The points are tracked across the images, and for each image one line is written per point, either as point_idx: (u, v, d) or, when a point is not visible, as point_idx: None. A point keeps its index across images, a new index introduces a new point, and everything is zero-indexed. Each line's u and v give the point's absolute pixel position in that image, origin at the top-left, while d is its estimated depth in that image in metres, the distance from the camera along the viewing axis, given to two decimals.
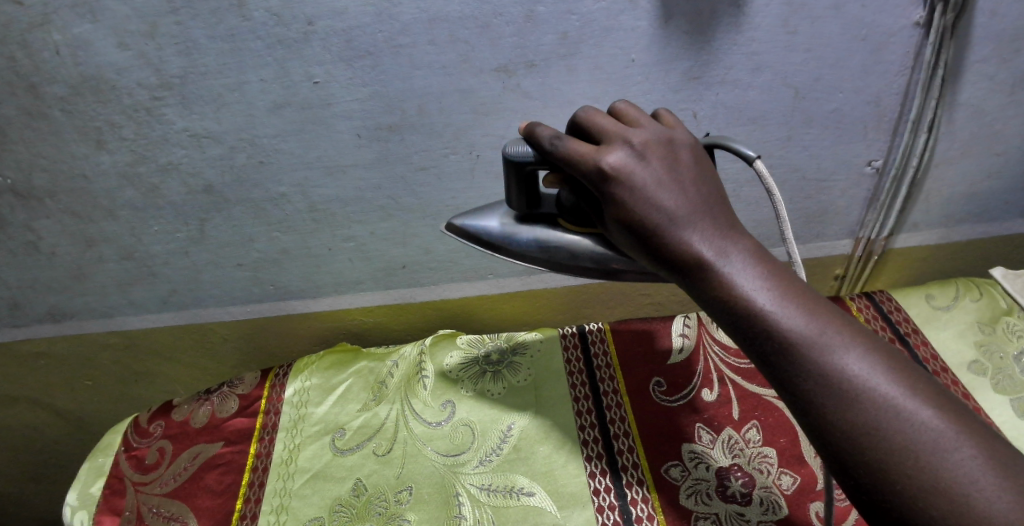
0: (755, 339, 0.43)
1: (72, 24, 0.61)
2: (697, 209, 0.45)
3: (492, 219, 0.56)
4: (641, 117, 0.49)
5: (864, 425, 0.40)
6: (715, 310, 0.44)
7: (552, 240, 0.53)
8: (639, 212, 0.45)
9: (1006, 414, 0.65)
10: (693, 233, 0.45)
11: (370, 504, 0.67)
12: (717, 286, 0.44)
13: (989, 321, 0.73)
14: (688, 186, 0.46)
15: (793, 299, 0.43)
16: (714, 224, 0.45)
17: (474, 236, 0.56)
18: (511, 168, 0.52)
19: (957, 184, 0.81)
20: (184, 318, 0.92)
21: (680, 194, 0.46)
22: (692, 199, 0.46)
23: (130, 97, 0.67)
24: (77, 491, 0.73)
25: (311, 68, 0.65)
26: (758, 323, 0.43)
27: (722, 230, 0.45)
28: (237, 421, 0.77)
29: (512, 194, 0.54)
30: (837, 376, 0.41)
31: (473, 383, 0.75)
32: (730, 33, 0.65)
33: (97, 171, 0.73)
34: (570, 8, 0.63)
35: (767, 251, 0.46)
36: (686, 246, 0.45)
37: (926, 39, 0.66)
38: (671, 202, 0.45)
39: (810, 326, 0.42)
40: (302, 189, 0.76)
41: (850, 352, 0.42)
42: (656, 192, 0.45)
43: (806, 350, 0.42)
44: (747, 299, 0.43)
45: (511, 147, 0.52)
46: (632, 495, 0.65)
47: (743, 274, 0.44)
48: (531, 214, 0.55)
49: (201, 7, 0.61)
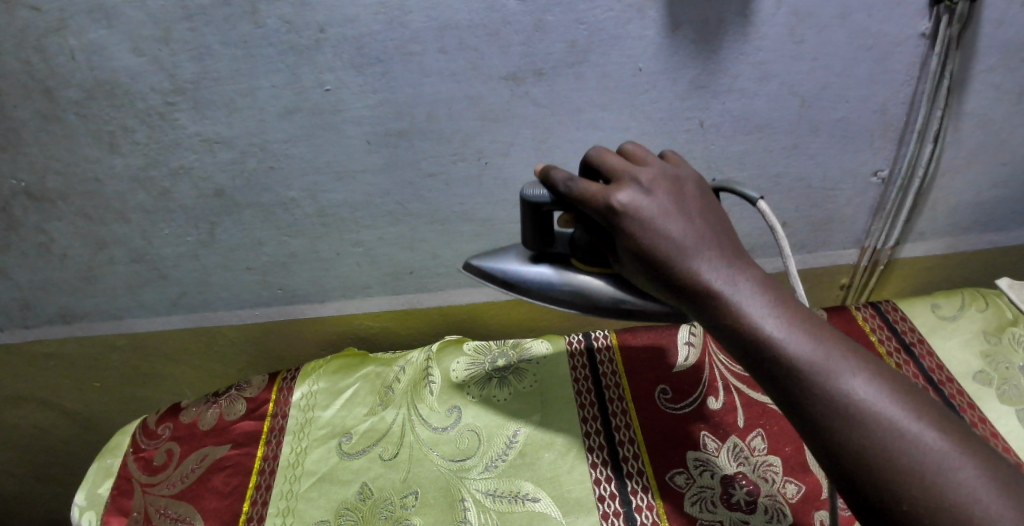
0: (763, 364, 0.44)
1: (88, 29, 0.62)
2: (705, 239, 0.46)
3: (508, 259, 0.58)
4: (648, 155, 0.50)
5: (874, 448, 0.40)
6: (724, 336, 0.45)
7: (571, 279, 0.56)
8: (647, 242, 0.46)
9: (1012, 423, 0.65)
10: (702, 263, 0.45)
11: (376, 507, 0.68)
12: (725, 312, 0.44)
13: (995, 331, 0.73)
14: (695, 218, 0.47)
15: (801, 326, 0.44)
16: (722, 254, 0.46)
17: (491, 274, 0.58)
18: (528, 209, 0.54)
19: (963, 193, 0.81)
20: (193, 321, 0.92)
21: (688, 224, 0.46)
22: (700, 230, 0.46)
23: (144, 101, 0.67)
24: (85, 491, 0.73)
25: (323, 75, 0.66)
26: (766, 349, 0.43)
27: (730, 257, 0.46)
28: (245, 423, 0.77)
29: (527, 234, 0.56)
30: (847, 402, 0.41)
31: (479, 389, 0.75)
32: (738, 43, 0.66)
33: (109, 174, 0.74)
34: (578, 17, 0.63)
35: (773, 279, 0.46)
36: (695, 276, 0.45)
37: (932, 49, 0.67)
38: (679, 233, 0.46)
39: (817, 352, 0.43)
40: (312, 193, 0.77)
41: (859, 376, 0.42)
42: (665, 224, 0.46)
43: (813, 375, 0.42)
44: (754, 325, 0.44)
45: (527, 189, 0.54)
46: (638, 501, 0.65)
47: (752, 301, 0.44)
48: (545, 253, 0.57)
49: (214, 14, 0.62)
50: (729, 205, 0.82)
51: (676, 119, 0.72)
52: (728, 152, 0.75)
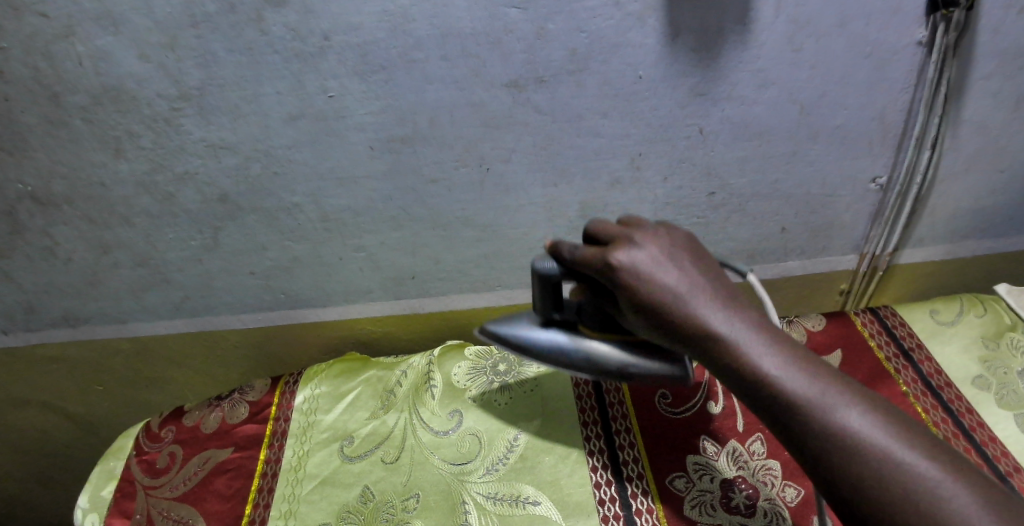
0: (763, 402, 0.46)
1: (95, 36, 0.63)
2: (702, 287, 0.49)
3: (521, 325, 0.61)
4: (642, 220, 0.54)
5: (871, 477, 0.42)
6: (726, 377, 0.47)
7: (582, 344, 0.58)
8: (647, 294, 0.49)
9: (1010, 428, 0.66)
10: (701, 311, 0.48)
11: (378, 510, 0.68)
12: (725, 354, 0.47)
13: (993, 336, 0.73)
14: (691, 269, 0.50)
15: (796, 364, 0.46)
16: (719, 300, 0.49)
17: (504, 339, 0.61)
18: (538, 279, 0.57)
19: (962, 200, 0.82)
20: (196, 325, 0.93)
21: (684, 275, 0.49)
22: (696, 280, 0.49)
23: (150, 107, 0.68)
24: (88, 493, 0.74)
25: (327, 81, 0.67)
26: (765, 388, 0.46)
27: (727, 302, 0.48)
28: (248, 427, 0.78)
29: (538, 302, 0.59)
30: (844, 435, 0.43)
31: (480, 393, 0.76)
32: (738, 51, 0.67)
33: (115, 179, 0.74)
34: (579, 25, 0.64)
35: (768, 321, 0.49)
36: (695, 322, 0.48)
37: (929, 57, 0.68)
38: (678, 283, 0.49)
39: (812, 388, 0.45)
40: (315, 198, 0.78)
41: (853, 409, 0.44)
42: (663, 276, 0.49)
43: (810, 410, 0.45)
44: (753, 366, 0.46)
45: (538, 260, 0.57)
46: (637, 505, 0.65)
47: (749, 345, 0.47)
48: (555, 319, 0.60)
49: (220, 21, 0.63)
50: (728, 212, 0.82)
51: (676, 126, 0.72)
52: (727, 158, 0.76)
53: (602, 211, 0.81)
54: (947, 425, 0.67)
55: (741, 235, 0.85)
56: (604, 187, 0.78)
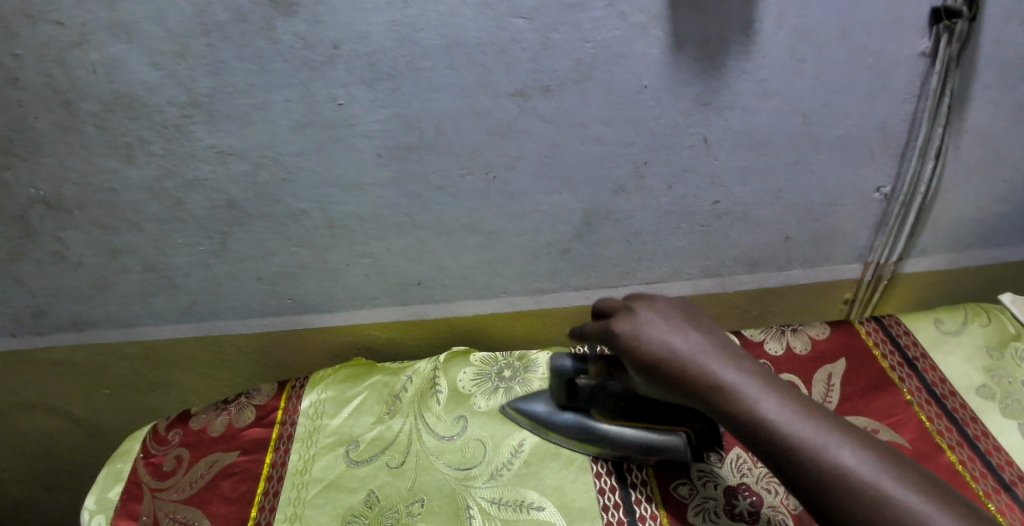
0: (763, 447, 0.47)
1: (108, 44, 0.64)
2: (701, 343, 0.52)
3: (542, 404, 0.73)
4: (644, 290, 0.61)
5: (874, 517, 0.41)
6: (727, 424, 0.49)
7: (595, 426, 0.69)
8: (652, 351, 0.53)
9: (1014, 438, 0.66)
10: (699, 362, 0.51)
11: (383, 514, 0.68)
12: (723, 401, 0.49)
13: (997, 346, 0.73)
14: (690, 329, 0.54)
15: (794, 409, 0.47)
16: (717, 354, 0.51)
17: (527, 415, 0.73)
18: (556, 374, 0.67)
19: (964, 209, 0.83)
20: (202, 330, 0.94)
21: (686, 334, 0.54)
22: (694, 337, 0.53)
23: (160, 114, 0.69)
24: (95, 495, 0.74)
25: (335, 89, 0.68)
26: (763, 432, 0.47)
27: (728, 356, 0.51)
28: (254, 430, 0.78)
29: (556, 391, 0.70)
30: (846, 477, 0.43)
31: (485, 398, 0.77)
32: (741, 61, 0.67)
33: (125, 184, 0.75)
34: (584, 35, 0.65)
35: (770, 373, 0.51)
36: (694, 373, 0.51)
37: (932, 67, 0.68)
38: (677, 341, 0.53)
39: (811, 431, 0.45)
40: (322, 205, 0.78)
41: (852, 450, 0.44)
42: (662, 336, 0.54)
43: (809, 451, 0.45)
44: (750, 411, 0.48)
45: (556, 358, 0.67)
46: (641, 512, 0.65)
47: (749, 391, 0.49)
48: (572, 403, 0.71)
49: (230, 30, 0.64)
50: (731, 221, 0.83)
51: (680, 135, 0.73)
52: (730, 167, 0.77)
53: (606, 218, 0.81)
54: (951, 433, 0.67)
55: (744, 243, 0.86)
56: (608, 195, 0.79)
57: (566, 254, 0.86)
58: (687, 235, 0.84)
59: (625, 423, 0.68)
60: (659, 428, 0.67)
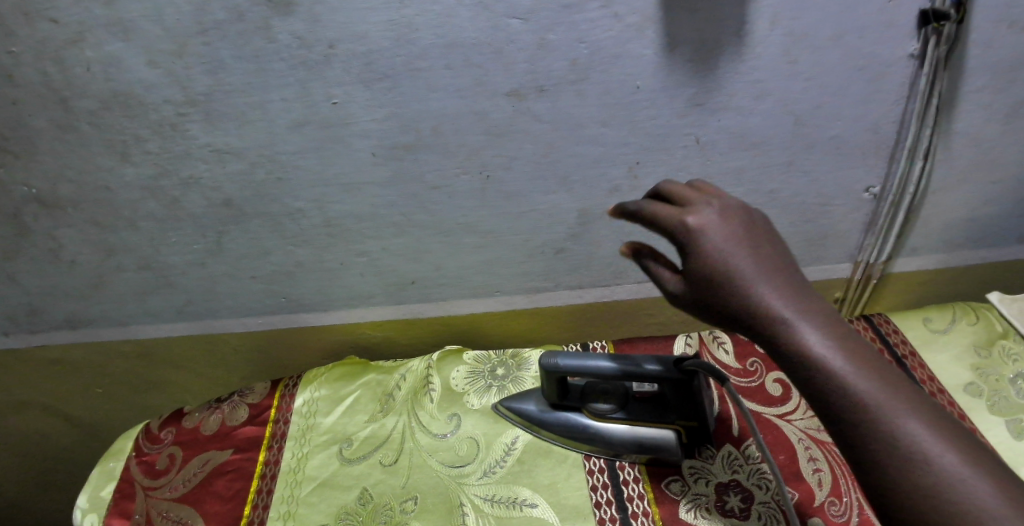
0: (819, 393, 0.42)
1: (105, 42, 0.64)
2: (771, 266, 0.46)
3: (531, 403, 0.73)
4: (728, 198, 0.49)
5: (926, 486, 0.39)
6: (783, 361, 0.44)
7: (585, 424, 0.70)
8: (711, 264, 0.45)
9: (1002, 434, 0.67)
10: (766, 290, 0.45)
11: (376, 512, 0.68)
12: (785, 336, 0.44)
13: (985, 344, 0.74)
14: (763, 246, 0.47)
15: (860, 362, 0.42)
16: (787, 283, 0.45)
17: (516, 414, 0.73)
18: (547, 373, 0.68)
19: (955, 210, 0.83)
20: (198, 329, 0.94)
21: (754, 253, 0.46)
22: (765, 256, 0.46)
23: (157, 113, 0.70)
24: (88, 494, 0.74)
25: (332, 88, 0.68)
26: (823, 378, 0.42)
27: (796, 289, 0.45)
28: (247, 429, 0.78)
29: (545, 390, 0.70)
30: (904, 445, 0.40)
31: (479, 397, 0.77)
32: (734, 63, 0.68)
33: (121, 183, 0.76)
34: (580, 36, 0.66)
35: (836, 316, 0.45)
36: (757, 298, 0.44)
37: (921, 69, 0.69)
38: (747, 255, 0.45)
39: (876, 389, 0.41)
40: (319, 204, 0.79)
41: (916, 418, 0.40)
42: (731, 244, 0.46)
43: (869, 411, 0.41)
44: (812, 353, 0.43)
45: (547, 357, 0.67)
46: (633, 508, 0.66)
47: (811, 333, 0.43)
48: (562, 402, 0.71)
49: (228, 29, 0.64)
50: None
51: (675, 135, 0.74)
52: (724, 168, 0.77)
53: (601, 218, 0.82)
54: None
55: None
56: (603, 195, 0.79)
57: (561, 253, 0.86)
58: None
59: (616, 421, 0.69)
60: (650, 426, 0.68)
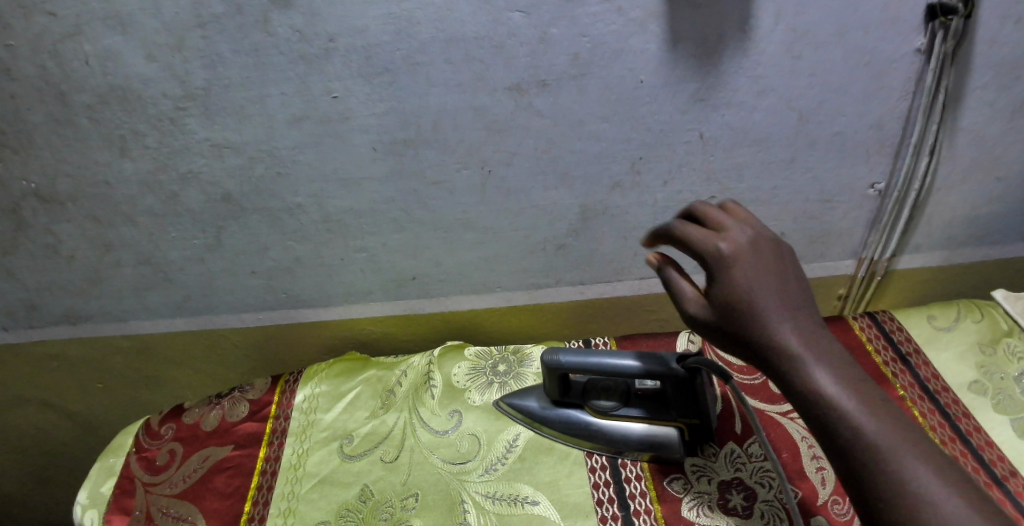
0: (829, 433, 0.43)
1: (103, 36, 0.64)
2: (795, 302, 0.47)
3: (533, 399, 0.73)
4: (763, 228, 0.50)
5: None
6: (796, 397, 0.45)
7: (586, 421, 0.70)
8: (737, 292, 0.46)
9: (1006, 433, 0.66)
10: (786, 326, 0.45)
11: (377, 509, 0.68)
12: (799, 372, 0.44)
13: (989, 342, 0.74)
14: (790, 281, 0.48)
15: (872, 406, 0.43)
16: (808, 321, 0.46)
17: (518, 410, 0.73)
18: (548, 369, 0.67)
19: (959, 207, 0.83)
20: (197, 324, 0.93)
21: (780, 287, 0.47)
22: (791, 292, 0.47)
23: (156, 107, 0.69)
24: (88, 490, 0.74)
25: (332, 83, 0.68)
26: (834, 417, 0.43)
27: (816, 329, 0.46)
28: (247, 425, 0.78)
29: (547, 387, 0.70)
30: (910, 490, 0.40)
31: (480, 393, 0.77)
32: (738, 58, 0.68)
33: (119, 177, 0.75)
34: (582, 30, 0.65)
35: (853, 358, 0.46)
36: (777, 332, 0.45)
37: (927, 65, 0.69)
38: (773, 289, 0.47)
39: (884, 433, 0.41)
40: (318, 199, 0.78)
41: (926, 465, 0.40)
42: (758, 275, 0.47)
43: (876, 453, 0.41)
44: (825, 392, 0.43)
45: (549, 353, 0.67)
46: (635, 506, 0.65)
47: (826, 374, 0.44)
48: (563, 399, 0.71)
49: (227, 23, 0.63)
50: None
51: (677, 131, 0.73)
52: (726, 164, 0.77)
53: (603, 215, 0.82)
54: (944, 429, 0.67)
55: None
56: (604, 191, 0.79)
57: (561, 250, 0.86)
58: None
59: (618, 418, 0.69)
60: (653, 423, 0.68)
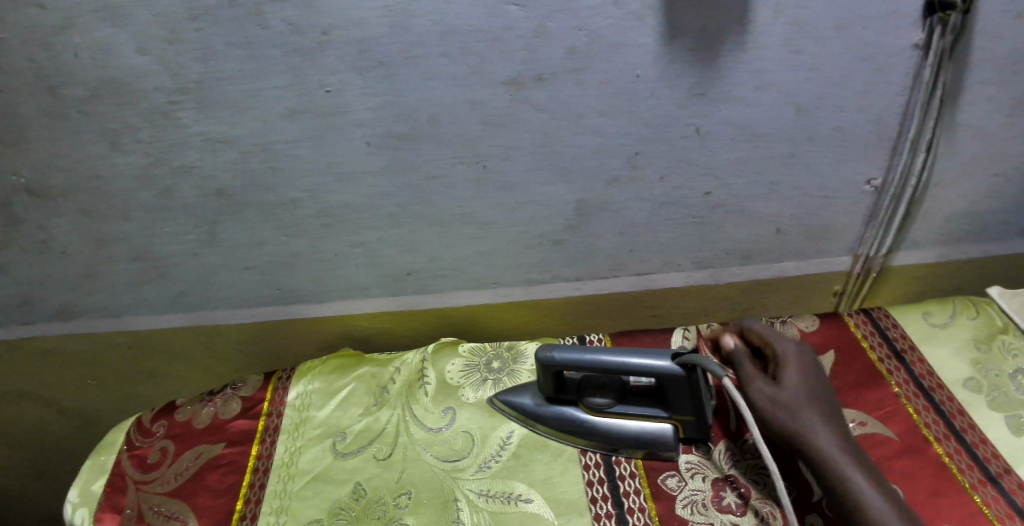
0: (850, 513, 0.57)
1: (94, 28, 0.63)
2: (826, 405, 0.63)
3: (528, 396, 0.72)
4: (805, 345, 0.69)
5: None
6: (826, 482, 0.59)
7: (580, 418, 0.69)
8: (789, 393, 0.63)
9: (1001, 430, 0.66)
10: (818, 421, 0.61)
11: (370, 506, 0.67)
12: (827, 462, 0.59)
13: (985, 339, 0.73)
14: (823, 388, 0.65)
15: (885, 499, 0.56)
16: (835, 422, 0.62)
17: (513, 407, 0.73)
18: (542, 367, 0.67)
19: (958, 203, 0.83)
20: (191, 320, 0.92)
21: (815, 392, 0.64)
22: (823, 399, 0.64)
23: (148, 100, 0.68)
24: (79, 488, 0.73)
25: (326, 77, 0.67)
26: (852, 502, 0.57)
27: (843, 430, 0.62)
28: (240, 422, 0.77)
29: (541, 384, 0.69)
30: None
31: (474, 390, 0.76)
32: (736, 52, 0.67)
33: (112, 171, 0.74)
34: (579, 23, 0.64)
35: (870, 460, 0.60)
36: (810, 423, 0.61)
37: (927, 60, 0.68)
38: (812, 393, 0.64)
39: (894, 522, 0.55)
40: (313, 194, 0.78)
41: None
42: (800, 378, 0.65)
43: None
44: (851, 482, 0.57)
45: (543, 351, 0.66)
46: (630, 504, 0.65)
47: (848, 466, 0.58)
48: (557, 396, 0.70)
49: (220, 15, 0.63)
50: (725, 213, 0.82)
51: (675, 125, 0.73)
52: (725, 159, 0.76)
53: (601, 209, 0.81)
54: (938, 426, 0.67)
55: (737, 234, 0.85)
56: (602, 186, 0.78)
57: (558, 245, 0.85)
58: (680, 227, 0.83)
59: (613, 415, 0.69)
60: (649, 420, 0.68)
